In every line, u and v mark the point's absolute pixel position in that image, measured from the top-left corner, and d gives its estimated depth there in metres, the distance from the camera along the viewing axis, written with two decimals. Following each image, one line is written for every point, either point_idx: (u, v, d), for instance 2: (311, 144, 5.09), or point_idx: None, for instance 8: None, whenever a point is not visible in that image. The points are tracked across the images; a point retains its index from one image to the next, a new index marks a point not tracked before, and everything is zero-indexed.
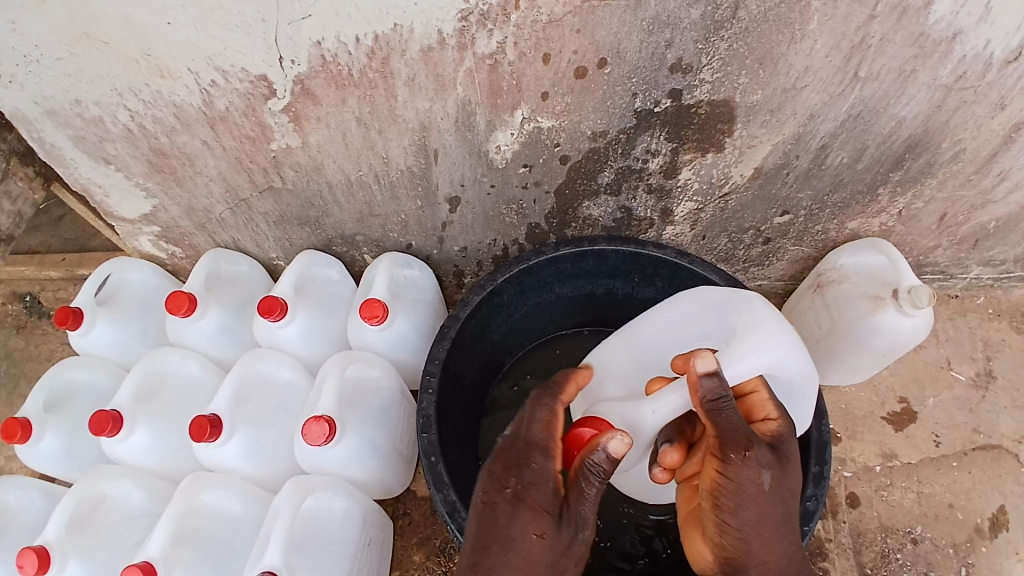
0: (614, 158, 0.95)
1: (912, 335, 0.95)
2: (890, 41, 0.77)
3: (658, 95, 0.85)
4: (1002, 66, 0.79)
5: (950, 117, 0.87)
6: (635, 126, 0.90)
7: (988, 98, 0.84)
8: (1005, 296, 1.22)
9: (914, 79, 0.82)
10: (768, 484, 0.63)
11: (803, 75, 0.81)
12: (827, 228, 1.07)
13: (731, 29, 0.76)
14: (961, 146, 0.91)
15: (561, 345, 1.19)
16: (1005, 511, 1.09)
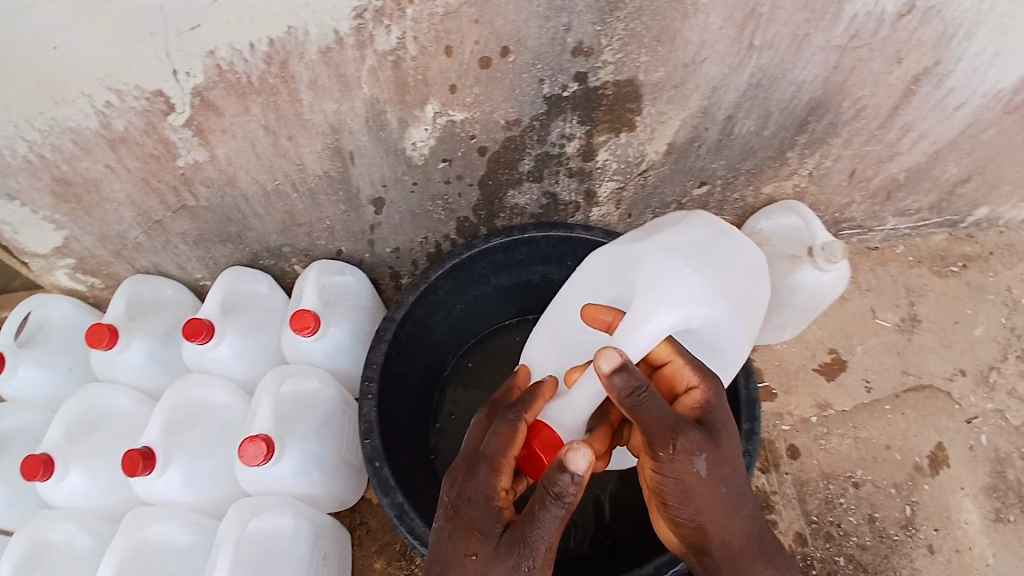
0: (531, 146, 0.95)
1: (832, 287, 0.99)
2: (780, 8, 0.80)
3: (564, 79, 0.86)
4: (894, 20, 0.83)
5: (848, 77, 0.91)
6: (547, 112, 0.90)
7: (883, 54, 0.88)
8: (924, 242, 1.29)
9: (808, 43, 0.85)
10: (705, 466, 0.65)
11: (700, 49, 0.84)
12: (744, 195, 1.10)
13: (625, 10, 0.78)
14: (861, 104, 0.96)
15: (506, 335, 1.19)
16: (942, 447, 1.16)
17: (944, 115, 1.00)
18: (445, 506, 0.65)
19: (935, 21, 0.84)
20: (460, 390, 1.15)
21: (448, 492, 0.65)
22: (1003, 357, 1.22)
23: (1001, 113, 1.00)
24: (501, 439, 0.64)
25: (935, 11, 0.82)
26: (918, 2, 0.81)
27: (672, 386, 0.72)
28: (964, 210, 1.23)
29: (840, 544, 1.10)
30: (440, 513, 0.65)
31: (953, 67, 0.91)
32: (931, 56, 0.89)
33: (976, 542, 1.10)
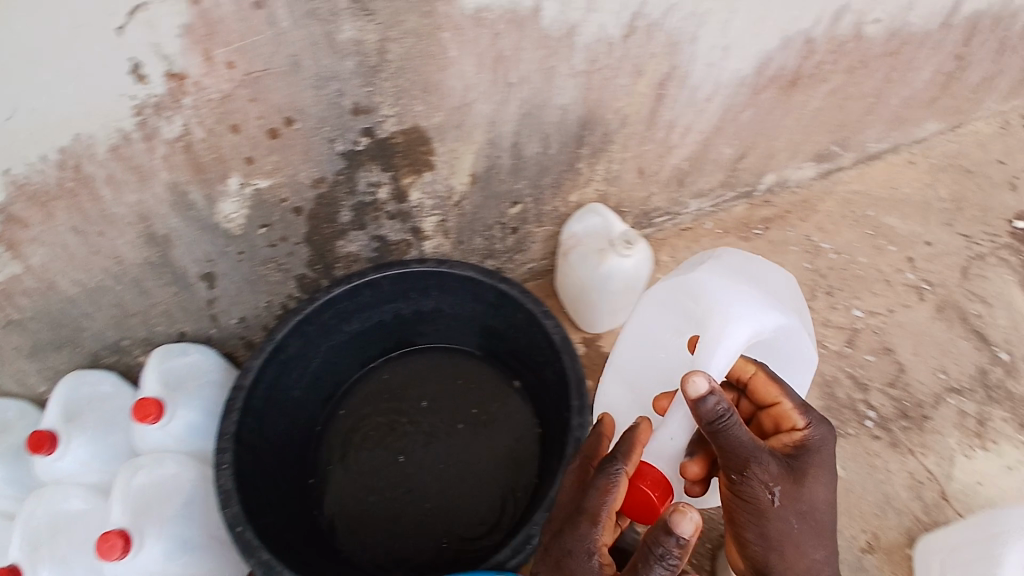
0: (343, 198, 1.02)
1: (639, 269, 1.13)
2: (522, 49, 0.91)
3: (353, 136, 0.94)
4: (624, 39, 0.95)
5: (602, 94, 1.03)
6: (348, 167, 0.98)
7: (624, 70, 1.00)
8: (729, 214, 1.45)
9: (558, 73, 0.97)
10: (788, 486, 0.70)
11: (466, 93, 0.94)
12: (555, 207, 1.21)
13: (388, 70, 0.87)
14: (622, 114, 1.08)
15: (377, 377, 1.24)
16: None
17: (699, 108, 1.14)
18: (547, 553, 0.69)
19: (659, 35, 0.97)
20: (339, 438, 1.18)
21: (551, 545, 0.69)
22: (813, 296, 1.34)
23: (749, 94, 1.16)
24: (604, 490, 0.66)
25: (657, 23, 0.95)
26: (638, 19, 0.93)
27: (773, 421, 0.79)
28: (753, 180, 1.41)
29: None
30: (540, 563, 0.69)
31: (689, 67, 1.05)
32: (665, 65, 1.02)
33: None
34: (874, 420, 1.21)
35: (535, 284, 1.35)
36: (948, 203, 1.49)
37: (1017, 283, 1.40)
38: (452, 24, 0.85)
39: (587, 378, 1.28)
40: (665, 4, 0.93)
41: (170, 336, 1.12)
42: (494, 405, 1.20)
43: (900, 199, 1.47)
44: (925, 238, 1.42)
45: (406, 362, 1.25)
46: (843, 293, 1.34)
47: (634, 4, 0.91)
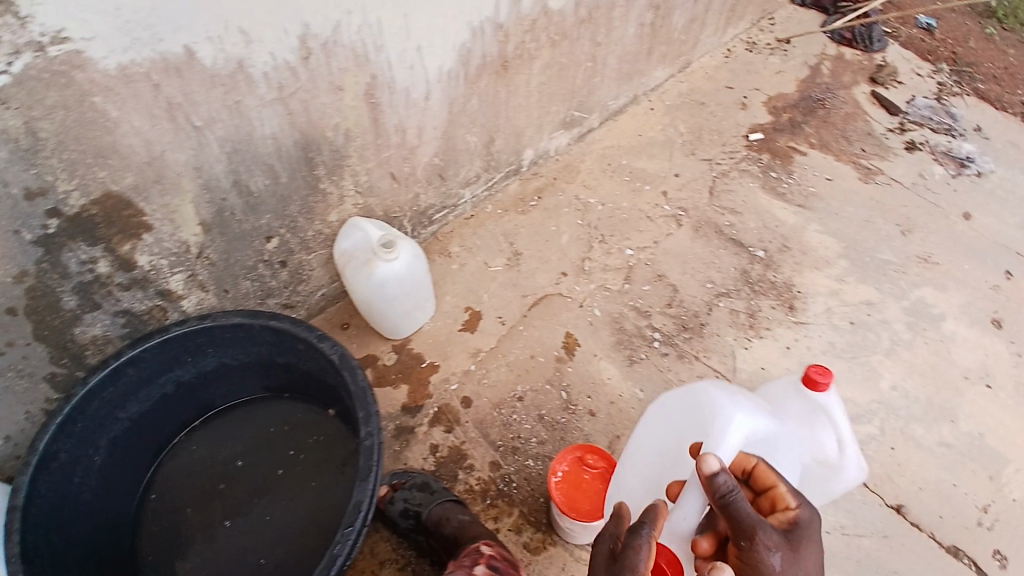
0: (60, 285, 0.93)
1: (411, 270, 1.16)
2: (193, 94, 0.89)
3: (39, 221, 0.86)
4: (303, 63, 0.97)
5: (307, 115, 1.03)
6: (48, 251, 0.89)
7: (320, 87, 1.02)
8: (505, 193, 1.58)
9: (246, 107, 0.95)
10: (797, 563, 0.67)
11: (152, 147, 0.90)
12: (315, 230, 1.21)
13: (48, 148, 0.81)
14: (341, 129, 1.10)
15: (184, 450, 1.22)
16: (571, 334, 1.34)
17: (422, 108, 1.19)
18: None
19: (337, 53, 0.99)
20: (157, 525, 1.14)
21: None
22: (589, 248, 1.49)
23: (465, 85, 1.23)
24: (633, 552, 0.68)
25: (330, 41, 0.97)
26: (306, 41, 0.95)
27: (767, 502, 0.76)
28: (514, 158, 1.54)
29: (526, 453, 1.19)
30: None
31: (390, 74, 1.09)
32: (362, 75, 1.05)
33: (624, 390, 1.26)
34: (660, 339, 1.33)
35: (333, 309, 1.37)
36: (688, 135, 1.71)
37: (760, 187, 1.60)
38: (100, 86, 0.81)
39: (404, 383, 1.28)
40: (329, 22, 0.95)
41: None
42: (308, 440, 1.21)
43: (648, 143, 1.69)
44: (675, 170, 1.63)
45: (212, 425, 1.25)
46: (615, 238, 1.50)
47: (295, 28, 0.92)
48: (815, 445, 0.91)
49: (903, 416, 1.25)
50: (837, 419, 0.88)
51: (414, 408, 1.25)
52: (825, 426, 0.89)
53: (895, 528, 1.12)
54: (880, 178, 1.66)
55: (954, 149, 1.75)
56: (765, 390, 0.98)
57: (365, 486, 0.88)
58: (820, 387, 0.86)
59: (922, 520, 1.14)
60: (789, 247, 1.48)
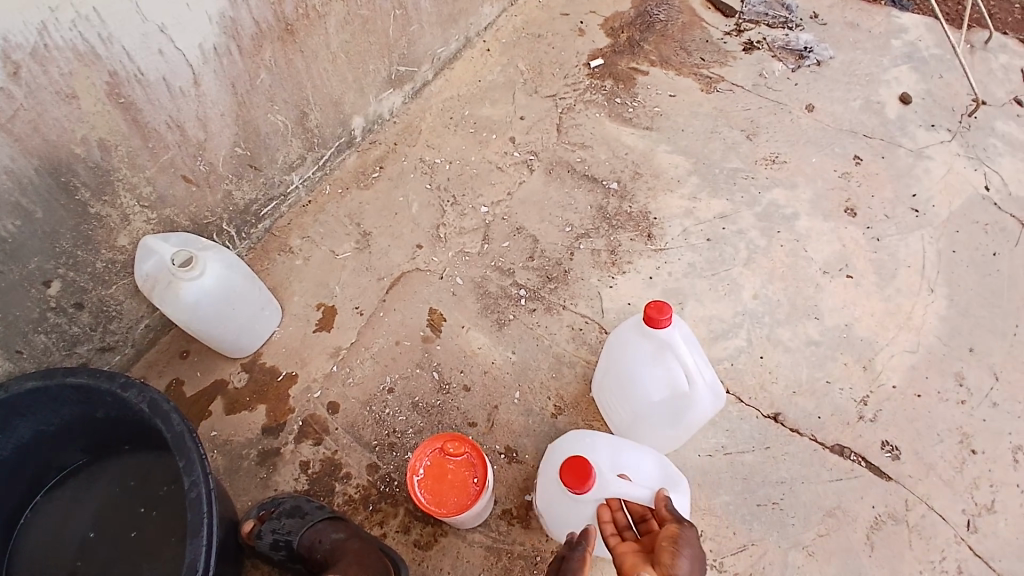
0: None
1: (223, 281, 1.07)
2: None
3: None
4: (12, 80, 0.83)
5: (43, 135, 0.89)
6: None
7: (46, 100, 0.87)
8: (341, 170, 1.47)
9: None
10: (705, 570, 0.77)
11: None
12: (107, 259, 1.06)
13: None
14: (95, 141, 0.96)
15: (23, 540, 1.04)
16: (434, 310, 1.27)
17: (195, 96, 1.07)
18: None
19: (56, 60, 0.85)
20: None
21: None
22: (443, 213, 1.42)
23: (245, 60, 1.12)
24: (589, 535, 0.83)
25: (41, 47, 0.83)
26: (9, 54, 0.81)
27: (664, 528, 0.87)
28: (341, 131, 1.44)
29: (405, 447, 1.12)
30: None
31: (135, 66, 0.95)
32: (98, 74, 0.91)
33: (497, 355, 1.21)
34: (526, 296, 1.30)
35: (166, 338, 1.21)
36: (528, 73, 1.68)
37: (607, 115, 1.60)
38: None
39: (262, 402, 1.16)
40: (31, 27, 0.81)
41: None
42: (161, 490, 1.08)
43: (489, 86, 1.66)
44: (519, 113, 1.60)
45: (52, 501, 1.08)
46: (468, 198, 1.45)
47: None
48: (672, 377, 0.95)
49: (768, 322, 1.28)
50: (682, 351, 0.92)
51: (276, 428, 1.14)
52: (674, 359, 0.93)
53: (775, 437, 1.15)
54: (722, 84, 1.66)
55: (792, 42, 1.74)
56: (627, 332, 1.02)
57: (198, 543, 0.79)
58: (662, 324, 0.90)
59: (800, 425, 1.17)
60: (641, 173, 1.48)
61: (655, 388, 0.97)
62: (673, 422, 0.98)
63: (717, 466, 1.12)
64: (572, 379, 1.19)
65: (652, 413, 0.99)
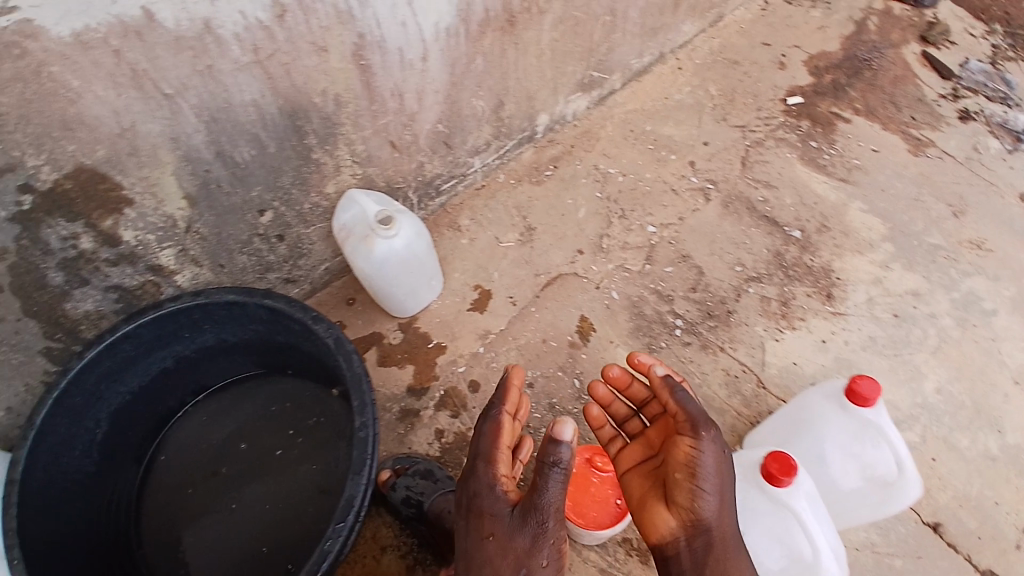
0: (42, 261, 0.86)
1: (409, 247, 1.12)
2: (158, 58, 0.78)
3: (12, 196, 0.79)
4: (278, 22, 0.85)
5: (291, 79, 0.93)
6: (26, 229, 0.82)
7: (303, 50, 0.91)
8: (517, 162, 1.50)
9: (220, 72, 0.85)
10: (729, 483, 0.78)
11: (121, 116, 0.81)
12: (313, 202, 1.13)
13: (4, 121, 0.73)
14: (332, 94, 1.00)
15: (185, 426, 1.17)
16: (586, 318, 1.28)
17: (419, 69, 1.09)
18: (467, 510, 0.82)
19: (317, 11, 0.88)
20: (156, 506, 1.11)
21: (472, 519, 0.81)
22: (609, 224, 1.41)
23: (468, 44, 1.14)
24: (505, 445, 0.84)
25: None
26: None
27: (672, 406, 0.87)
28: (527, 124, 1.46)
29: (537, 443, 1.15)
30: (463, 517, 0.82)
31: (380, 32, 0.98)
32: (349, 33, 0.94)
33: None
34: (681, 327, 1.27)
35: (337, 284, 1.32)
36: (719, 99, 1.62)
37: (799, 158, 1.51)
38: (55, 55, 0.72)
39: (410, 365, 1.22)
40: None
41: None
42: (309, 420, 1.17)
43: (675, 105, 1.62)
44: (703, 139, 1.55)
45: (215, 400, 1.20)
46: (636, 214, 1.43)
47: None
48: (871, 462, 0.94)
49: (947, 424, 1.16)
50: (891, 435, 0.91)
51: (420, 391, 1.19)
52: (875, 443, 0.93)
53: (931, 550, 1.04)
54: (931, 150, 1.51)
55: (1011, 121, 1.58)
56: (820, 405, 1.02)
57: (357, 482, 0.82)
58: (870, 403, 0.91)
59: (962, 543, 1.05)
60: (829, 227, 1.40)
61: (849, 473, 0.96)
62: (859, 504, 0.97)
63: (862, 562, 1.02)
64: (719, 427, 1.17)
65: (836, 496, 0.98)
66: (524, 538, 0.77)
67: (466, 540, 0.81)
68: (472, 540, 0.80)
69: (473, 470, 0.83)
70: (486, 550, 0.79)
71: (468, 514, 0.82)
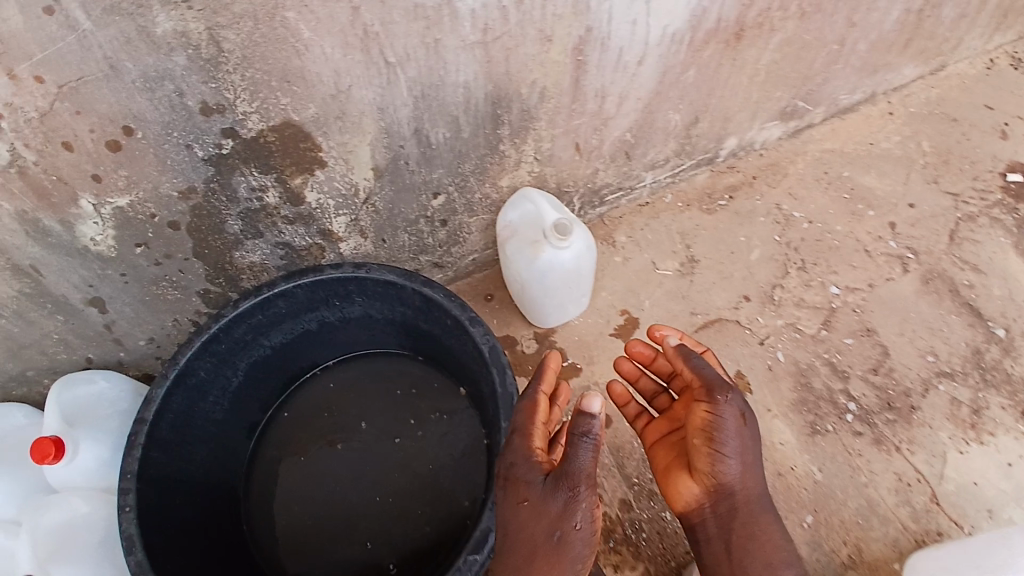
0: (225, 208, 0.85)
1: (577, 261, 1.03)
2: (391, 22, 0.73)
3: (213, 138, 0.77)
4: (519, 5, 0.79)
5: (507, 66, 0.86)
6: (218, 173, 0.81)
7: (528, 37, 0.83)
8: (691, 185, 1.37)
9: (445, 48, 0.79)
10: (751, 446, 0.81)
11: (339, 78, 0.76)
12: (485, 193, 1.07)
13: (230, 62, 0.71)
14: (540, 87, 0.93)
15: (313, 387, 1.16)
16: (743, 374, 1.17)
17: (630, 72, 0.99)
18: (504, 479, 0.78)
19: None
20: (268, 463, 1.11)
21: (507, 488, 0.77)
22: (784, 274, 1.27)
23: (688, 52, 1.03)
24: (533, 413, 0.80)
25: None
26: None
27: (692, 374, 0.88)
28: (713, 146, 1.32)
29: (665, 500, 1.06)
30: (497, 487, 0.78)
31: (607, 30, 0.89)
32: (578, 27, 0.86)
33: (799, 462, 1.11)
34: (854, 412, 1.17)
35: (478, 276, 1.26)
36: (930, 156, 1.41)
37: (1012, 245, 1.31)
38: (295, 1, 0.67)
39: None
40: None
41: (74, 367, 0.99)
42: (432, 415, 1.12)
43: (879, 156, 1.41)
44: (907, 199, 1.36)
45: (346, 369, 1.18)
46: (819, 268, 1.29)
47: None
48: None
49: None
50: None
51: None
52: None
53: None
54: None
55: None
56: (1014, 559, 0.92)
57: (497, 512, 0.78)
58: None
59: None
60: None
61: None
62: None
63: None
64: (875, 534, 1.08)
65: None
66: (559, 503, 0.73)
67: (502, 508, 0.77)
68: (510, 509, 0.76)
69: (511, 440, 0.79)
70: (521, 515, 0.75)
71: (504, 483, 0.77)
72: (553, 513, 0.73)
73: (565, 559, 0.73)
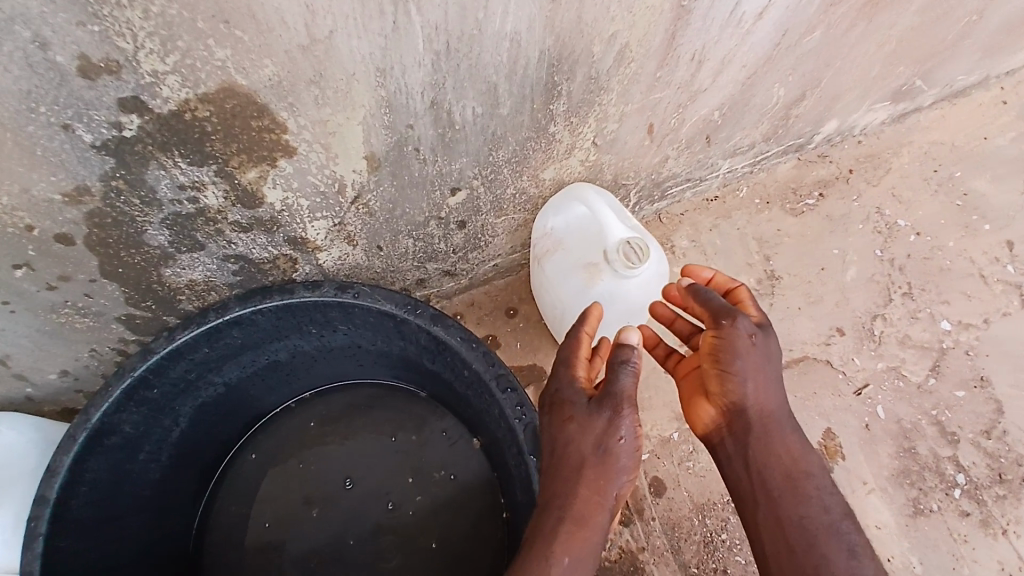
0: (141, 213, 0.57)
1: (642, 293, 0.74)
2: None
3: (110, 114, 0.48)
4: None
5: (580, 12, 0.56)
6: (123, 164, 0.52)
7: None
8: (771, 177, 1.08)
9: None
10: (773, 371, 0.61)
11: (314, 19, 0.46)
12: (521, 187, 0.78)
13: None
14: (618, 44, 0.62)
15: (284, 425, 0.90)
16: (833, 435, 0.94)
17: (742, 30, 0.69)
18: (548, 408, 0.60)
19: None
20: (224, 530, 0.85)
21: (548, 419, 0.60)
22: (888, 300, 1.01)
23: (820, 9, 0.72)
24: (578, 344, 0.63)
25: None
26: None
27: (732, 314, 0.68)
28: (808, 130, 1.02)
29: None
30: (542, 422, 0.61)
31: None
32: None
33: (898, 551, 0.89)
34: (962, 485, 0.93)
35: (499, 285, 0.98)
36: None
37: None
38: None
39: None
40: None
41: None
42: (435, 473, 0.87)
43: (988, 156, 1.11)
44: None
45: (325, 402, 0.91)
46: (927, 294, 1.02)
47: None
48: None
49: None
50: None
51: None
52: None
53: None
54: None
55: None
56: None
57: None
58: None
59: None
60: None
61: None
62: None
63: None
64: None
65: None
66: (615, 430, 0.55)
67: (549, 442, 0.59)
68: (552, 435, 0.59)
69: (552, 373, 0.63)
70: (564, 438, 0.57)
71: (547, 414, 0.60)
72: (600, 428, 0.55)
73: (614, 472, 0.55)
